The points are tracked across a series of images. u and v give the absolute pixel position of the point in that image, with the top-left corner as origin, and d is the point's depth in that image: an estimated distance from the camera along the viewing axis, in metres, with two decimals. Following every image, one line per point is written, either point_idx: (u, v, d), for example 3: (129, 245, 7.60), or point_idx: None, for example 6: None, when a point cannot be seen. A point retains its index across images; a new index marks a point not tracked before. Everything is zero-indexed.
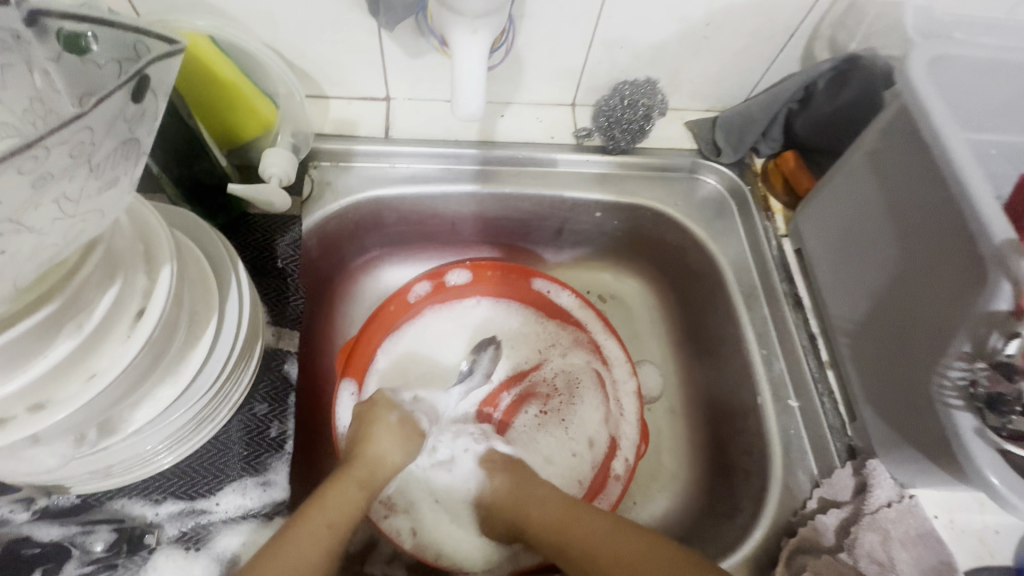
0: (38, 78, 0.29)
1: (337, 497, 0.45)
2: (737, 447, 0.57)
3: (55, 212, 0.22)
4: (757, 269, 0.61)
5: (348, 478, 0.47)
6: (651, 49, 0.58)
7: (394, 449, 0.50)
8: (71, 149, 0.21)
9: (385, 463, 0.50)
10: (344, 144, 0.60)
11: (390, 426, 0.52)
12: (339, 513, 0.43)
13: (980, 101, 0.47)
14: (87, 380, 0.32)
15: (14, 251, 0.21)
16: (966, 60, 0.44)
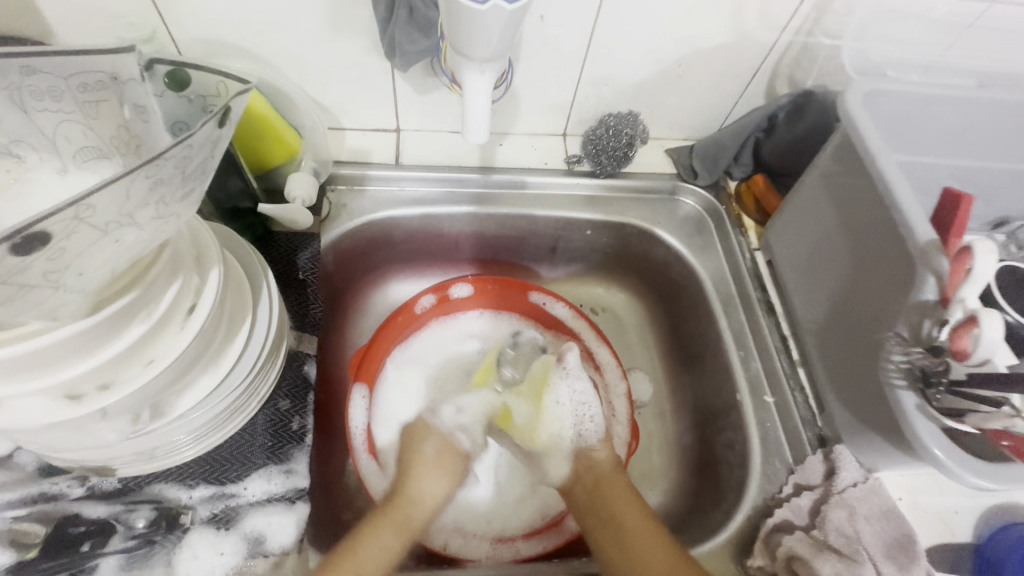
0: (126, 111, 0.35)
1: (376, 542, 0.48)
2: (720, 442, 0.62)
3: (155, 212, 0.28)
4: (734, 279, 0.67)
5: (388, 521, 0.50)
6: (632, 86, 0.66)
7: (435, 487, 0.55)
8: (176, 163, 0.28)
9: (423, 498, 0.54)
10: (359, 170, 0.66)
11: (430, 462, 0.56)
12: (374, 557, 0.46)
13: (906, 126, 0.55)
14: (147, 365, 0.37)
15: (123, 241, 0.27)
16: (893, 93, 0.53)
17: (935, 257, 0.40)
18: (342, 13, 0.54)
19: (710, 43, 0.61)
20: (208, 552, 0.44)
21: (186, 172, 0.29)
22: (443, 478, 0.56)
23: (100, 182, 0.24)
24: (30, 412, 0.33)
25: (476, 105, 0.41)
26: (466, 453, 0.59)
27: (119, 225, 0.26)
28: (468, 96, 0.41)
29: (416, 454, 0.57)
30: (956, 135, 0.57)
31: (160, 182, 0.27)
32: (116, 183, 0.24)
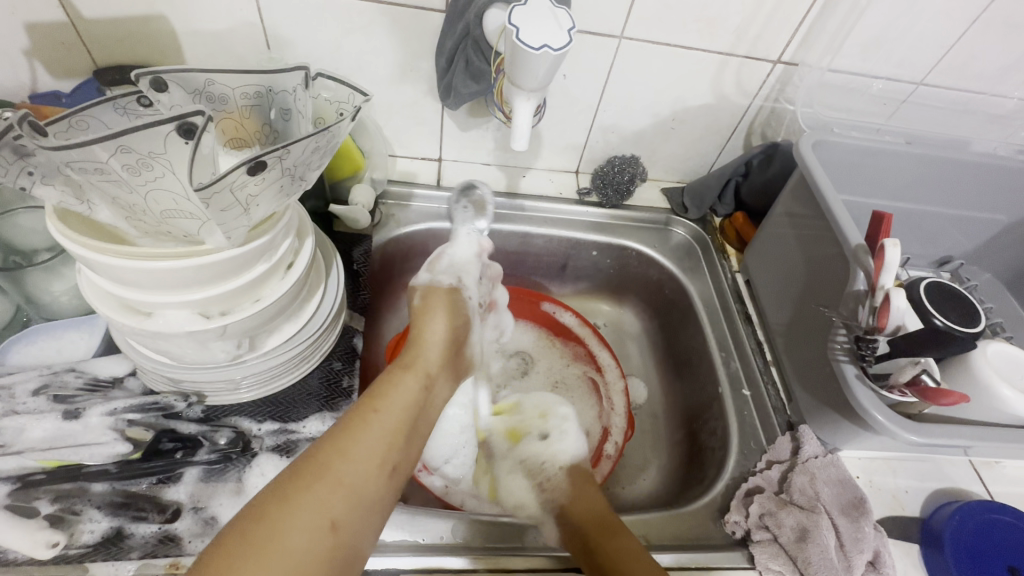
0: (275, 113, 0.50)
1: (400, 389, 0.51)
2: (704, 431, 0.71)
3: (306, 170, 0.43)
4: (718, 295, 0.79)
5: (414, 370, 0.54)
6: (633, 134, 0.81)
7: (436, 324, 0.62)
8: (324, 139, 0.42)
9: (427, 332, 0.60)
10: (406, 188, 0.80)
11: (428, 304, 0.64)
12: (400, 400, 0.49)
13: (842, 173, 0.71)
14: (254, 302, 0.48)
15: (287, 186, 0.42)
16: (832, 144, 0.68)
17: (863, 257, 0.54)
18: (410, 63, 0.70)
19: (696, 102, 0.77)
20: (273, 471, 0.52)
21: (328, 145, 0.43)
22: (456, 310, 0.65)
23: (296, 140, 0.38)
24: (176, 320, 0.44)
25: (523, 115, 0.55)
26: (451, 289, 0.67)
27: (290, 173, 0.40)
28: (517, 115, 0.55)
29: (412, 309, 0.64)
30: (893, 181, 0.72)
31: (317, 146, 0.41)
32: (302, 141, 0.39)
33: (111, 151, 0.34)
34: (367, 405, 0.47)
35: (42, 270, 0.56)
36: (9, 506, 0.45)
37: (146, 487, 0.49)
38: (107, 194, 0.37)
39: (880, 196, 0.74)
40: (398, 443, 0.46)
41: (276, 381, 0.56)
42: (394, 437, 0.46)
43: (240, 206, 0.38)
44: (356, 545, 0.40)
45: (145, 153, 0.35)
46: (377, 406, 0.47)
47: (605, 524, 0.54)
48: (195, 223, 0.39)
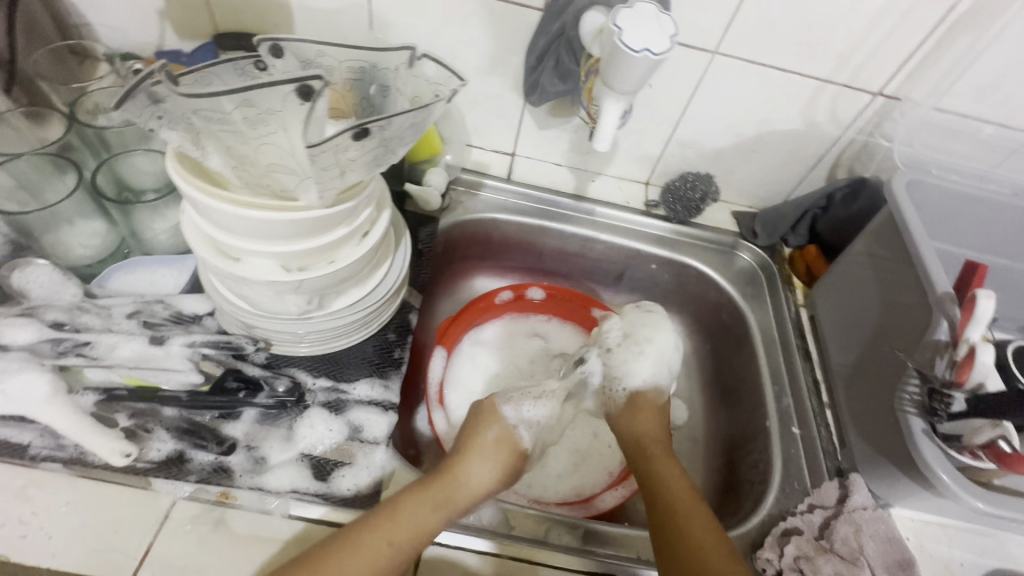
0: (373, 89, 0.52)
1: (409, 512, 0.48)
2: (745, 464, 0.69)
3: (401, 143, 0.45)
4: (778, 327, 0.76)
5: (440, 501, 0.50)
6: (712, 152, 0.80)
7: (485, 473, 0.54)
8: (419, 117, 0.44)
9: (473, 475, 0.53)
10: (477, 177, 0.82)
11: (494, 448, 0.56)
12: (406, 533, 0.47)
13: (937, 216, 0.67)
14: (329, 263, 0.51)
15: (381, 157, 0.44)
16: (928, 184, 0.64)
17: (949, 306, 0.50)
18: (500, 57, 0.72)
19: (783, 127, 0.75)
20: (322, 425, 0.55)
21: (422, 124, 0.46)
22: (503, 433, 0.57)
23: (397, 113, 0.40)
24: (261, 270, 0.48)
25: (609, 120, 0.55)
26: (524, 452, 0.57)
27: (384, 145, 0.43)
28: (603, 116, 0.55)
29: (478, 435, 0.56)
30: (991, 233, 0.68)
31: (413, 123, 0.44)
32: (403, 115, 0.41)
33: (236, 104, 0.38)
34: (377, 530, 0.46)
35: (148, 209, 0.61)
36: (94, 413, 0.50)
37: (210, 419, 0.53)
38: (223, 142, 0.41)
39: (975, 249, 0.69)
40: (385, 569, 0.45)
41: (335, 341, 0.59)
42: (382, 564, 0.45)
43: (338, 170, 0.41)
44: None
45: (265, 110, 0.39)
46: (389, 535, 0.46)
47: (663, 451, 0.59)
48: (294, 179, 0.42)
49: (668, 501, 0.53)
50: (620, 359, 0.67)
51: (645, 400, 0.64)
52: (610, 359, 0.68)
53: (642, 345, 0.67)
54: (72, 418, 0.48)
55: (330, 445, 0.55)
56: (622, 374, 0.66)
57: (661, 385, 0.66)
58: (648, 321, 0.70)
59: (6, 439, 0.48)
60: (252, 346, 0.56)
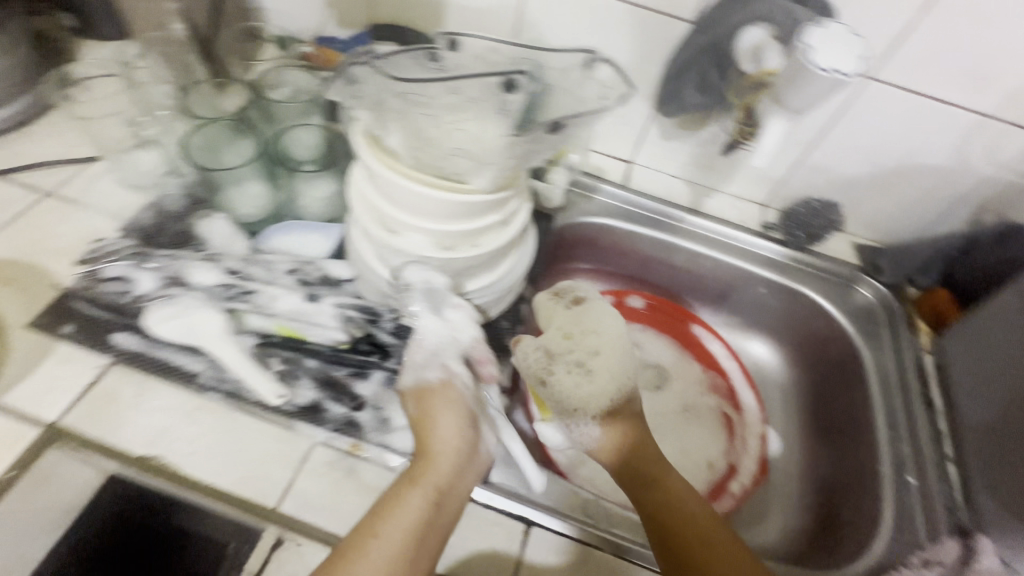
0: None
1: (401, 511, 0.45)
2: (848, 506, 0.66)
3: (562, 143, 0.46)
4: (897, 369, 0.72)
5: (420, 484, 0.47)
6: (843, 180, 0.77)
7: (451, 431, 0.51)
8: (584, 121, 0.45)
9: (433, 442, 0.50)
10: (594, 181, 0.84)
11: (448, 408, 0.52)
12: (399, 530, 0.44)
13: None
14: (472, 247, 0.54)
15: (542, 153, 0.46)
16: None
17: None
18: (638, 66, 0.73)
19: (929, 161, 0.71)
20: None
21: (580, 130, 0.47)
22: (450, 402, 0.53)
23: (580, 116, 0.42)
24: (415, 245, 0.52)
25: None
26: (468, 402, 0.54)
27: None
28: None
29: (425, 405, 0.52)
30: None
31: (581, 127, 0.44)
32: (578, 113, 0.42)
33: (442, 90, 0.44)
34: (363, 534, 0.43)
35: (304, 179, 0.67)
36: (253, 354, 0.56)
37: (343, 375, 0.57)
38: (413, 124, 0.46)
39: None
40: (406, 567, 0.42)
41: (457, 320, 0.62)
42: (392, 570, 0.42)
43: None
44: None
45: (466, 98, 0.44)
46: (377, 531, 0.43)
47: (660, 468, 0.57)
48: (467, 163, 0.46)
49: (669, 509, 0.53)
50: (564, 380, 0.59)
51: (619, 409, 0.59)
52: (553, 384, 0.59)
53: (586, 362, 0.59)
54: (239, 355, 0.54)
55: None
56: (570, 391, 0.59)
57: (633, 390, 0.61)
58: (584, 313, 0.63)
59: (181, 365, 0.54)
60: (389, 316, 0.62)
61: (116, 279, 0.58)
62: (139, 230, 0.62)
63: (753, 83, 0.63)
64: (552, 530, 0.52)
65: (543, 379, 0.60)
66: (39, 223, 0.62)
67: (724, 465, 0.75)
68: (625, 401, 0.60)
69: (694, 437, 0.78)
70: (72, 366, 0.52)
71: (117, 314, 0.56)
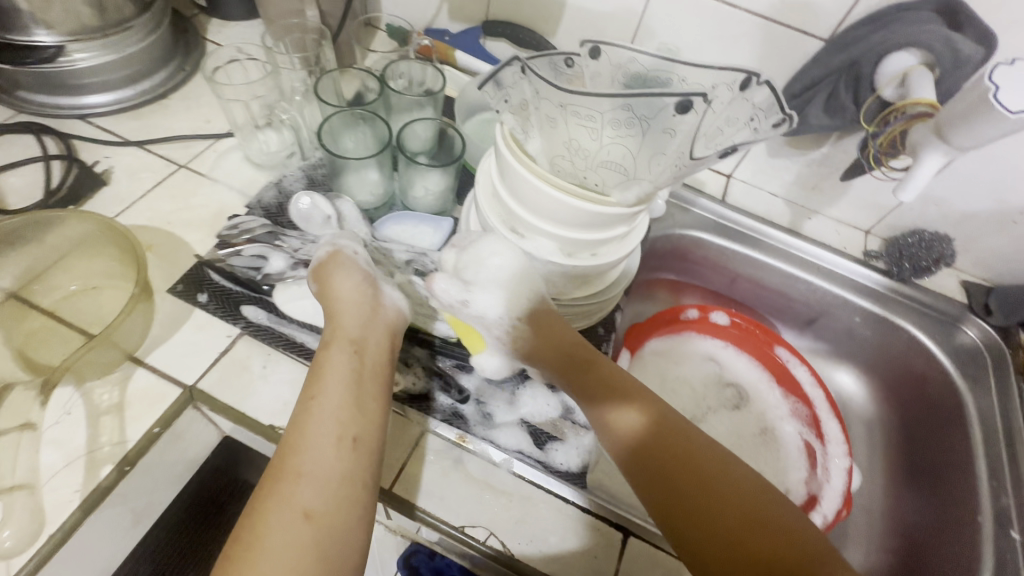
0: None
1: (332, 367, 0.47)
2: (940, 552, 0.64)
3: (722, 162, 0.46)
4: (1004, 417, 0.68)
5: (336, 343, 0.49)
6: (961, 214, 0.74)
7: (350, 287, 0.54)
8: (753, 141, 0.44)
9: (335, 297, 0.53)
10: (693, 194, 0.83)
11: (345, 271, 0.55)
12: (336, 384, 0.46)
13: None
14: (591, 255, 0.54)
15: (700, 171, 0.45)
16: None
17: None
18: None
19: None
20: (541, 397, 0.59)
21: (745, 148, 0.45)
22: (343, 277, 0.55)
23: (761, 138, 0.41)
24: (544, 250, 0.53)
25: (925, 174, 0.57)
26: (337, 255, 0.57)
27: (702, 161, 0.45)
28: (919, 167, 0.58)
29: (328, 280, 0.54)
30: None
31: None
32: None
33: (611, 106, 0.45)
34: (306, 396, 0.45)
35: None
36: None
37: (449, 366, 0.60)
38: (571, 135, 0.48)
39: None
40: (352, 413, 0.44)
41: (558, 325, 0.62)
42: (341, 422, 0.44)
43: None
44: (336, 532, 0.39)
45: (635, 114, 0.45)
46: (317, 394, 0.45)
47: (614, 376, 0.52)
48: (617, 178, 0.48)
49: (668, 430, 0.47)
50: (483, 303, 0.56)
51: (548, 316, 0.55)
52: (475, 307, 0.56)
53: (483, 267, 0.55)
54: None
55: (545, 417, 0.58)
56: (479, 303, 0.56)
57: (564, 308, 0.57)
58: (472, 253, 0.56)
59: (304, 342, 0.56)
60: None
61: (253, 254, 0.60)
62: (265, 208, 0.65)
63: (900, 110, 0.59)
64: (577, 504, 0.53)
65: (460, 304, 0.56)
66: (175, 194, 0.66)
67: (803, 492, 0.74)
68: (549, 315, 0.55)
69: (773, 462, 0.78)
70: (207, 333, 0.56)
71: (247, 288, 0.59)
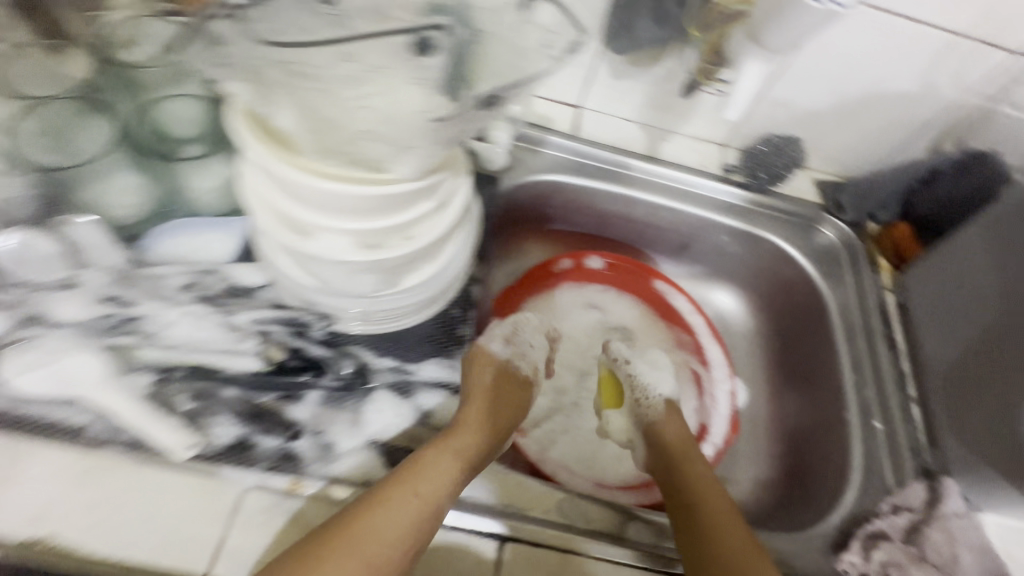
0: None
1: (438, 470, 0.46)
2: (817, 454, 0.66)
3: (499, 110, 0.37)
4: (860, 311, 0.70)
5: (449, 450, 0.48)
6: (806, 113, 0.72)
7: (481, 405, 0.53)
8: None
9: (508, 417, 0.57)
10: (541, 133, 0.74)
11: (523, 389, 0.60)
12: (433, 486, 0.45)
13: None
14: (405, 239, 0.45)
15: None
16: None
17: None
18: None
19: (895, 88, 0.67)
20: (390, 408, 0.52)
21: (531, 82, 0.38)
22: (480, 377, 0.56)
23: None
24: (333, 248, 0.42)
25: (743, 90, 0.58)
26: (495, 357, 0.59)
27: None
28: (740, 82, 0.58)
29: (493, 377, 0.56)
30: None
31: None
32: None
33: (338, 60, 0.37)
34: (399, 478, 0.45)
35: (189, 165, 0.54)
36: (150, 396, 0.47)
37: (271, 401, 0.50)
38: (310, 103, 0.37)
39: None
40: (427, 519, 0.43)
41: (406, 317, 0.55)
42: (410, 522, 0.42)
43: None
44: None
45: (370, 66, 0.38)
46: (418, 492, 0.44)
47: (682, 446, 0.61)
48: (387, 147, 0.38)
49: (706, 496, 0.54)
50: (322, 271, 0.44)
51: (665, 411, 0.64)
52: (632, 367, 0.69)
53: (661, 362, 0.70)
54: (134, 404, 0.45)
55: (397, 429, 0.52)
56: (652, 382, 0.67)
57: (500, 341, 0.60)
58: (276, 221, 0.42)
59: (59, 420, 0.44)
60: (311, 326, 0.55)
61: None
62: None
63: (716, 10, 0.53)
64: (494, 534, 0.47)
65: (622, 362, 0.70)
66: None
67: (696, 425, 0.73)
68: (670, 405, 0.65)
69: None
70: None
71: None
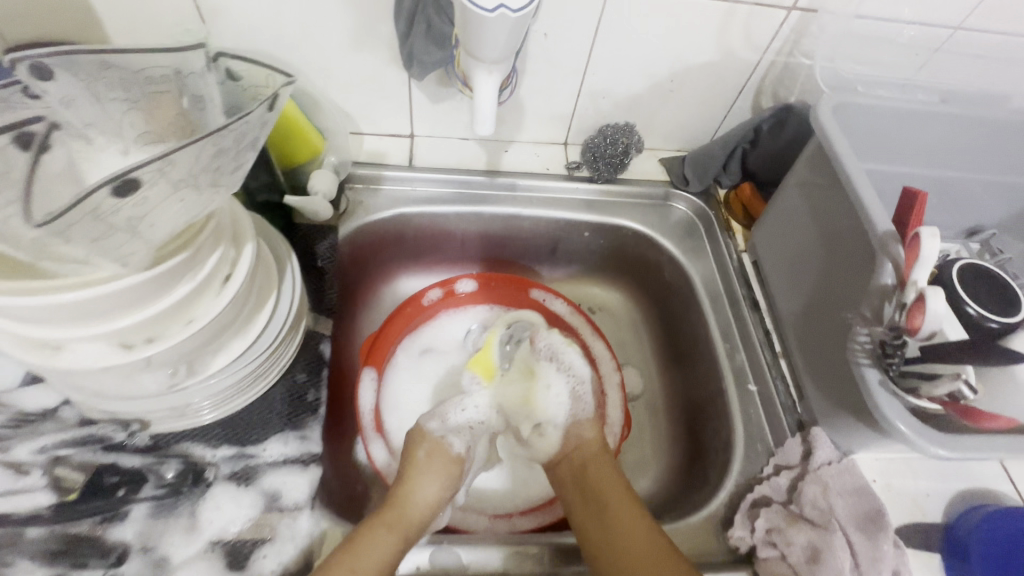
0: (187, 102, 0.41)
1: (373, 545, 0.47)
2: (705, 429, 0.65)
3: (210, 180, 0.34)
4: (720, 279, 0.71)
5: (381, 519, 0.50)
6: (628, 99, 0.73)
7: (429, 490, 0.54)
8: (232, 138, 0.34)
9: (413, 503, 0.53)
10: (375, 170, 0.72)
11: (423, 465, 0.56)
12: (371, 561, 0.46)
13: (883, 139, 0.59)
14: (186, 324, 0.41)
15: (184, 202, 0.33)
16: (867, 106, 0.57)
17: (892, 246, 0.45)
18: (367, 27, 0.60)
19: (698, 60, 0.68)
20: (229, 504, 0.49)
21: (252, 138, 0.36)
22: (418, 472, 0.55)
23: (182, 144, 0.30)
24: (89, 355, 0.39)
25: (486, 107, 0.56)
26: (458, 456, 0.58)
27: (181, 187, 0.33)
28: (479, 90, 0.55)
29: (410, 459, 0.56)
30: (938, 146, 0.60)
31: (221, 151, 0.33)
32: (190, 147, 0.31)
33: None
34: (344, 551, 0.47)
35: None
36: None
37: (89, 527, 0.46)
38: None
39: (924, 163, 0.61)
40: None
41: (208, 412, 0.50)
42: None
43: (124, 233, 0.32)
44: None
45: None
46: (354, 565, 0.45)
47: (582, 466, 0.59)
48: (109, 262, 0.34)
49: (602, 493, 0.56)
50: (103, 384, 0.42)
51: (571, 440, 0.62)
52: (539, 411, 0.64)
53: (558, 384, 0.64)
54: None
55: (243, 524, 0.48)
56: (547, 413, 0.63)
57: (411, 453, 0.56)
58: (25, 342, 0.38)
59: None
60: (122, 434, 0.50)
61: None
62: None
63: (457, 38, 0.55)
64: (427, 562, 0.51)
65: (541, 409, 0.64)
66: None
67: None
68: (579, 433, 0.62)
69: None
70: None
71: None
